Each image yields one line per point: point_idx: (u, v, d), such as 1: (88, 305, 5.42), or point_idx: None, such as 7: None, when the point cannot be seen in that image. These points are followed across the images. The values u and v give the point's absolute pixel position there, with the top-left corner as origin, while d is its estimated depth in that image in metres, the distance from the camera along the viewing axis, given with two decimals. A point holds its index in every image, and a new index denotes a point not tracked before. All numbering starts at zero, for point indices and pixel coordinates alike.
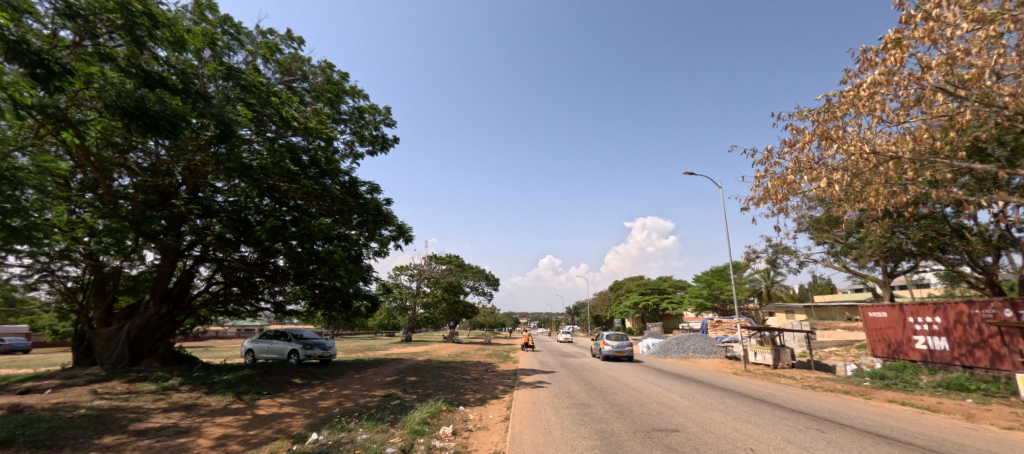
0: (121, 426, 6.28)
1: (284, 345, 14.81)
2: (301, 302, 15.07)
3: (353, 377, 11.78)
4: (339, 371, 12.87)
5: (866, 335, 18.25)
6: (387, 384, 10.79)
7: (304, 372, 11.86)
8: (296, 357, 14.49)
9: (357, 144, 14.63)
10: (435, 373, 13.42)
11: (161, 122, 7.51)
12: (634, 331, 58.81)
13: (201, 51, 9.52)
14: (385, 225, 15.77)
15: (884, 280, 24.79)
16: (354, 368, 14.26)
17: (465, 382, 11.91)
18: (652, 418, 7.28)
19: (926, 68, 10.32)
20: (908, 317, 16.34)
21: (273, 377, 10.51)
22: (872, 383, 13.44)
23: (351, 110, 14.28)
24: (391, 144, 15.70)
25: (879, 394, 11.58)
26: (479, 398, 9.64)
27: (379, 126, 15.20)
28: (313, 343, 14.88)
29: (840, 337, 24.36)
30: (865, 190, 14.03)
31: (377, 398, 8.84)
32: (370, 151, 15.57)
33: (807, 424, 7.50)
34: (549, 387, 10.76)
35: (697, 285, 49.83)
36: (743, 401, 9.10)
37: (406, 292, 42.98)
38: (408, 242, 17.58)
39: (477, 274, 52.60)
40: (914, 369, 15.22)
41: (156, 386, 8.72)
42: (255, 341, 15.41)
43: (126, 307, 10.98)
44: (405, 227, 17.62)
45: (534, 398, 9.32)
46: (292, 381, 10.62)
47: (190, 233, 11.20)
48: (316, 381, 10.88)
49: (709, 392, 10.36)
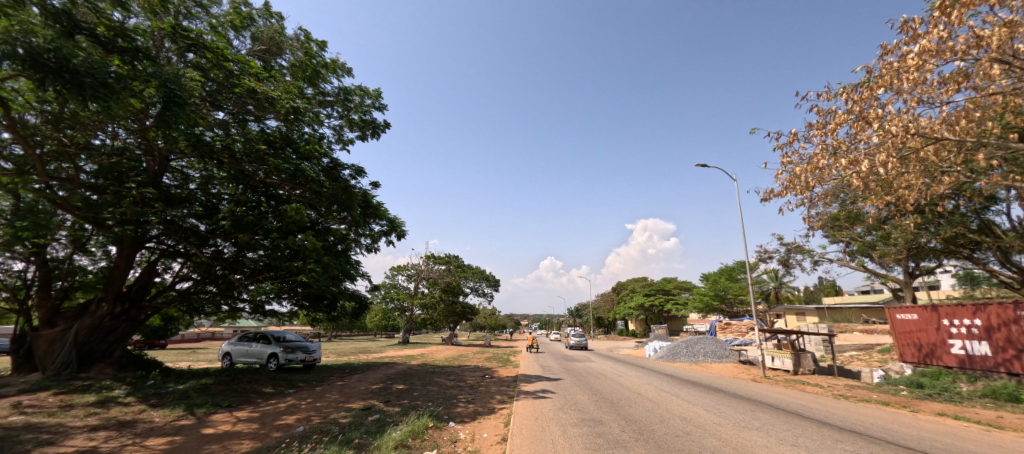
0: (19, 452, 5.04)
1: (263, 349, 13.56)
2: (282, 301, 13.86)
3: (334, 385, 10.54)
4: (320, 378, 11.64)
5: (894, 339, 16.94)
6: (369, 393, 9.54)
7: (278, 380, 10.62)
8: (276, 362, 13.24)
9: (346, 128, 13.45)
10: (427, 379, 12.16)
11: (85, 79, 6.18)
12: (638, 333, 57.40)
13: (155, 13, 8.22)
14: (374, 218, 14.60)
15: (906, 280, 23.48)
16: (339, 373, 12.97)
17: (459, 391, 10.64)
18: (680, 441, 6.05)
19: (982, 38, 9.10)
20: (943, 319, 15.04)
21: (241, 386, 9.27)
22: (910, 393, 12.14)
23: (336, 91, 13.03)
24: (382, 130, 14.47)
25: (925, 406, 10.29)
26: (473, 411, 8.40)
27: (369, 110, 13.97)
28: (294, 347, 13.62)
29: (860, 340, 23.04)
30: (898, 180, 12.80)
31: (353, 411, 7.59)
32: (360, 137, 14.34)
33: (869, 448, 6.22)
34: (554, 398, 9.51)
35: (703, 286, 48.46)
36: (780, 417, 7.83)
37: (403, 293, 41.71)
38: (401, 238, 16.37)
39: (477, 275, 51.29)
40: (952, 376, 13.92)
41: (96, 398, 7.49)
42: (233, 344, 14.19)
43: (76, 307, 9.76)
44: (397, 221, 16.44)
45: (537, 413, 8.04)
46: (262, 390, 9.35)
47: (158, 226, 10.15)
48: (290, 391, 9.65)
49: (736, 404, 9.09)
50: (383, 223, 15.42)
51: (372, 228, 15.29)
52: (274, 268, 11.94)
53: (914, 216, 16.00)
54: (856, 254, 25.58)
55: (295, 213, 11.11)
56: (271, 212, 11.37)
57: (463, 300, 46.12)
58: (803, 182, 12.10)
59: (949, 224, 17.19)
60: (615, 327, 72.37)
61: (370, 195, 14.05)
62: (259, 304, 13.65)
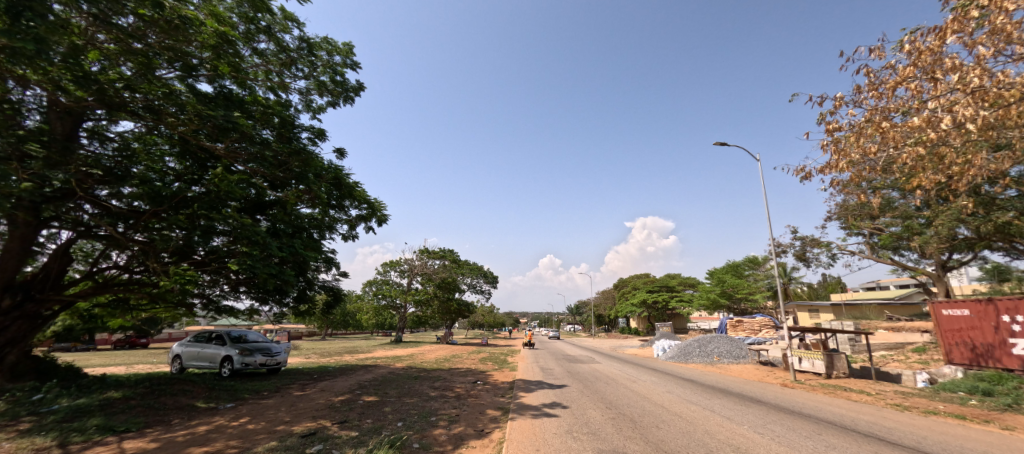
0: None
1: (216, 351, 11.59)
2: (242, 296, 11.92)
3: (287, 398, 8.57)
4: (276, 387, 9.64)
5: (940, 338, 15.09)
6: (326, 409, 7.58)
7: (220, 390, 8.66)
8: (230, 367, 11.23)
9: (315, 92, 11.53)
10: (405, 388, 10.18)
11: None
12: (642, 331, 55.37)
13: None
14: (349, 198, 12.77)
15: (938, 273, 21.63)
16: (302, 380, 10.95)
17: (442, 403, 8.69)
18: None
19: None
20: (1002, 316, 13.18)
21: (160, 402, 7.26)
22: (983, 403, 10.19)
23: (298, 45, 11.04)
24: (357, 94, 12.56)
25: (1014, 421, 8.41)
26: (456, 435, 6.41)
27: (339, 69, 12.05)
28: (253, 349, 11.64)
29: (888, 338, 21.16)
30: (962, 152, 10.93)
31: (289, 440, 5.61)
32: (332, 105, 12.45)
33: None
34: (562, 415, 7.62)
35: (710, 282, 46.48)
36: (866, 449, 5.86)
37: (395, 290, 39.73)
38: (382, 223, 14.41)
39: (474, 272, 49.06)
40: (1016, 380, 12.08)
41: None
42: (185, 345, 12.24)
43: None
44: (378, 205, 14.49)
45: (539, 440, 6.00)
46: (187, 407, 7.33)
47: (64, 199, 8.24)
48: (228, 406, 7.69)
49: (795, 424, 7.15)
50: (360, 205, 13.50)
51: (346, 213, 13.43)
52: (220, 258, 10.03)
53: (965, 198, 14.10)
54: (881, 247, 23.71)
55: (231, 186, 9.17)
56: (206, 182, 9.37)
57: (460, 298, 44.08)
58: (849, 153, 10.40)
59: (998, 209, 15.35)
60: (616, 326, 70.42)
61: (341, 173, 12.28)
62: (211, 299, 11.72)
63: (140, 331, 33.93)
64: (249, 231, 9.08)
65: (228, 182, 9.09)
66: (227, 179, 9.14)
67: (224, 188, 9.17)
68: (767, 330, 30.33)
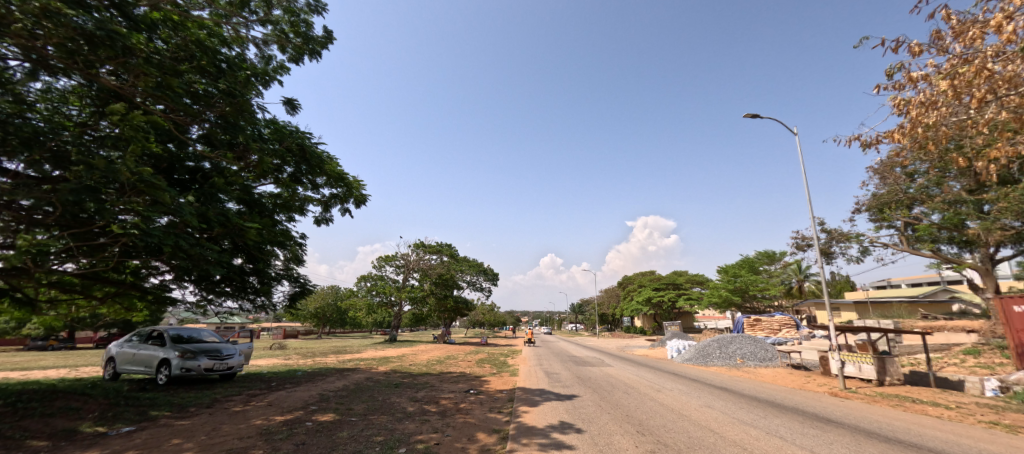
0: None
1: (153, 353, 9.55)
2: (190, 287, 9.82)
3: (217, 416, 6.55)
4: (213, 401, 7.63)
5: (1010, 340, 13.04)
6: (257, 436, 5.56)
7: (130, 406, 6.63)
8: (167, 372, 9.18)
9: (274, 45, 9.56)
10: (377, 400, 8.15)
11: None
12: (648, 331, 53.23)
13: None
14: (316, 173, 10.70)
15: (987, 267, 19.49)
16: (254, 390, 8.93)
17: (421, 424, 6.66)
18: None
19: None
20: None
21: (19, 427, 5.25)
22: None
23: None
24: (325, 49, 10.63)
25: None
26: None
27: (302, 14, 10.11)
28: (197, 351, 9.57)
29: (930, 339, 19.01)
30: None
31: None
32: (294, 61, 10.45)
33: None
34: (579, 445, 5.51)
35: (720, 279, 44.34)
36: None
37: (391, 286, 37.75)
38: (360, 205, 12.32)
39: (474, 268, 47.09)
40: None
41: None
42: (119, 347, 10.18)
43: None
44: (355, 185, 12.42)
45: None
46: (57, 434, 5.30)
47: None
48: (124, 430, 5.68)
49: None
50: (332, 183, 11.43)
51: (316, 191, 11.41)
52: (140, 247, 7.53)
53: None
54: (918, 239, 21.62)
55: (135, 131, 6.66)
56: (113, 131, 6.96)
57: (458, 295, 41.95)
58: (927, 119, 8.35)
59: None
60: (621, 325, 68.23)
61: (305, 141, 10.22)
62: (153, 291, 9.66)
63: (120, 329, 32.06)
64: (156, 193, 6.44)
65: (132, 122, 6.53)
66: (131, 116, 6.56)
67: (130, 139, 6.71)
68: (787, 330, 28.34)
